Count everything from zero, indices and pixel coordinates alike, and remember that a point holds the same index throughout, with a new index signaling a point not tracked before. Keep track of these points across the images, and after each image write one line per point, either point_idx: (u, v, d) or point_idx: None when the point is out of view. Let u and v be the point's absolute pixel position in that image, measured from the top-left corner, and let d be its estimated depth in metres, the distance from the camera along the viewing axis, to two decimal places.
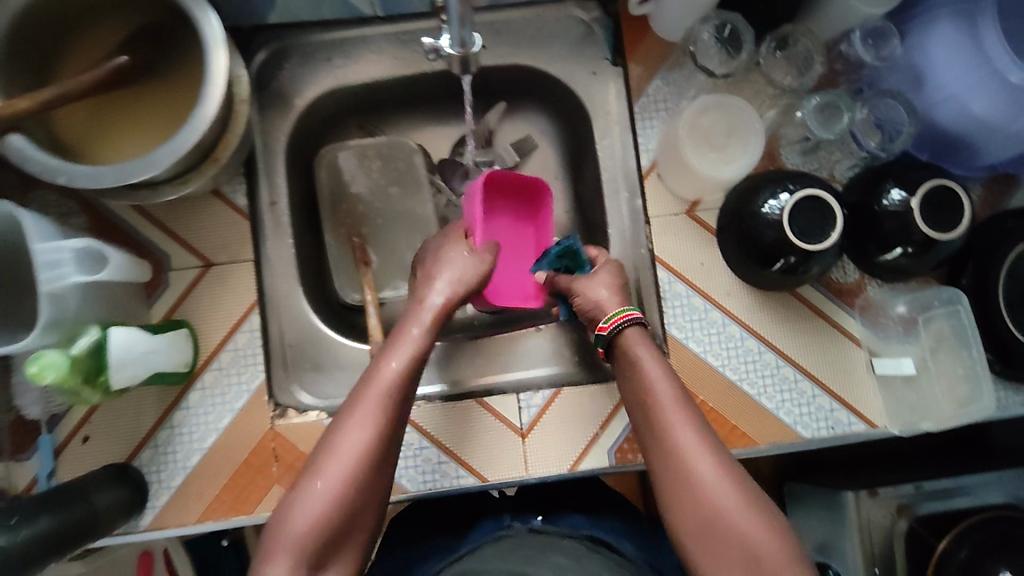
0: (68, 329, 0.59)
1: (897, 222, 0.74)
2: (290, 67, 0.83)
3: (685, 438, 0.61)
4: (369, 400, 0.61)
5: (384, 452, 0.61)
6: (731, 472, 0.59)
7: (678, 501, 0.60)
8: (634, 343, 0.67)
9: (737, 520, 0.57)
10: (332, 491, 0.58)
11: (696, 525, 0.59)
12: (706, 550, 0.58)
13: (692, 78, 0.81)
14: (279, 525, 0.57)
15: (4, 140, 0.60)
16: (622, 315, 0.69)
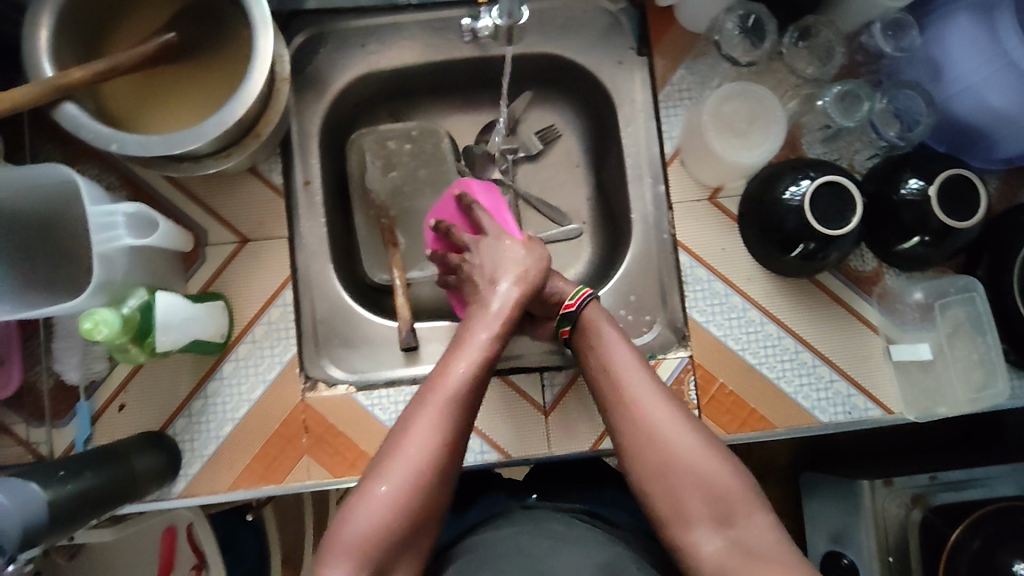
0: (115, 290, 0.62)
1: (914, 211, 0.76)
2: (326, 52, 0.86)
3: (659, 417, 0.63)
4: (435, 403, 0.62)
5: (453, 454, 0.61)
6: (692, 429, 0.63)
7: (645, 461, 0.62)
8: (592, 316, 0.72)
9: (702, 472, 0.61)
10: (402, 492, 0.58)
11: (662, 481, 0.61)
12: (673, 505, 0.61)
13: (717, 67, 0.83)
14: (340, 525, 0.57)
15: (58, 108, 0.63)
16: (581, 292, 0.74)
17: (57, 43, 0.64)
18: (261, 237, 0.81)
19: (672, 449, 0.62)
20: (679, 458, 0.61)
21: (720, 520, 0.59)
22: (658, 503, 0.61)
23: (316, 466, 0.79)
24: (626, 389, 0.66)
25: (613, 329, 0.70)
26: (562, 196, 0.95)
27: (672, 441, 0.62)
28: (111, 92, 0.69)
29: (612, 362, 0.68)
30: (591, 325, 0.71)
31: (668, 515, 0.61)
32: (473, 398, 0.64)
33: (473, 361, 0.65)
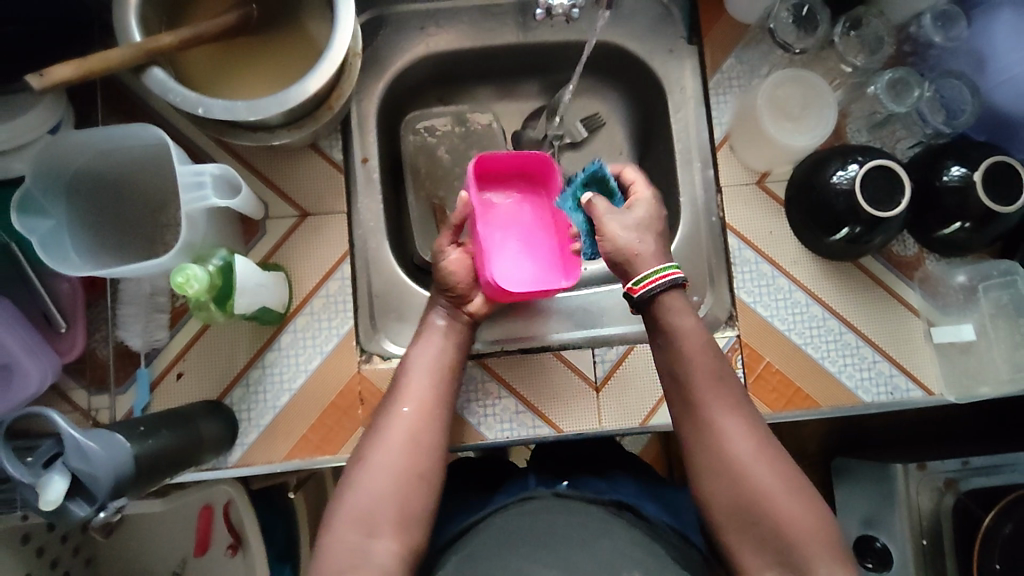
0: (197, 252, 0.65)
1: (958, 197, 0.79)
2: (385, 33, 0.88)
3: (731, 430, 0.64)
4: (411, 381, 0.71)
5: (433, 423, 0.68)
6: (767, 452, 0.63)
7: (714, 480, 0.63)
8: (670, 314, 0.68)
9: (774, 498, 0.60)
10: (387, 457, 0.64)
11: (733, 503, 0.61)
12: (736, 525, 0.61)
13: (769, 54, 0.86)
14: (342, 494, 0.64)
15: (146, 72, 0.64)
16: (659, 276, 0.69)
17: (144, 9, 0.65)
18: (320, 212, 0.82)
19: (745, 472, 0.62)
20: (752, 481, 0.61)
21: (783, 544, 0.59)
22: (722, 521, 0.62)
23: None
24: (705, 404, 0.65)
25: (697, 332, 0.68)
26: None
27: (745, 463, 0.62)
28: (187, 61, 0.71)
29: (694, 373, 0.66)
30: (669, 322, 0.68)
31: (729, 532, 0.62)
32: (448, 375, 0.73)
33: (441, 343, 0.75)
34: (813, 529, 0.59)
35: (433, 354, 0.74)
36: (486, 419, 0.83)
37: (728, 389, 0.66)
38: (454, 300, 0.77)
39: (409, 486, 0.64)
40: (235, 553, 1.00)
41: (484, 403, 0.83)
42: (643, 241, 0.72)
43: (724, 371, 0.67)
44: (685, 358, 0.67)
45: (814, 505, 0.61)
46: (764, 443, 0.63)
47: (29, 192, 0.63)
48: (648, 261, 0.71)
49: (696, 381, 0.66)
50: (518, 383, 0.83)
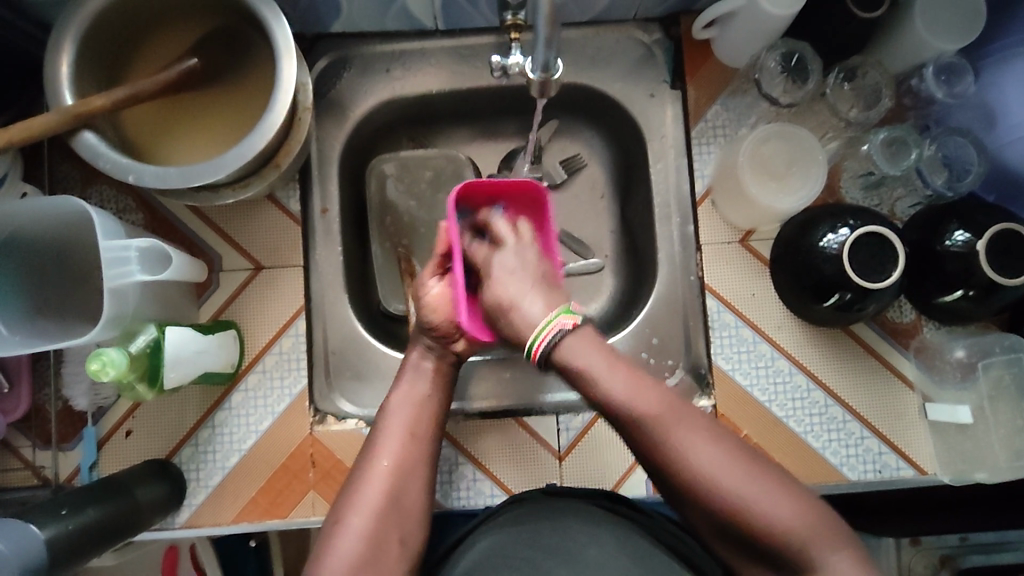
0: (126, 324, 0.61)
1: (959, 263, 0.71)
2: (350, 76, 0.84)
3: (714, 460, 0.57)
4: (388, 427, 0.66)
5: (412, 472, 0.64)
6: (742, 466, 0.57)
7: (700, 512, 0.58)
8: (578, 356, 0.61)
9: (766, 510, 0.55)
10: (364, 519, 0.60)
11: (741, 539, 0.57)
12: (738, 540, 0.57)
13: (755, 105, 0.80)
14: (318, 560, 0.59)
15: (77, 135, 0.61)
16: (550, 327, 0.63)
17: (78, 69, 0.62)
18: (275, 265, 0.79)
19: (721, 494, 0.56)
20: (734, 502, 0.56)
21: (794, 561, 0.55)
22: (727, 543, 0.58)
23: (322, 503, 0.77)
24: (660, 443, 0.58)
25: (612, 368, 0.60)
26: (585, 229, 0.92)
27: (724, 487, 0.56)
28: (128, 119, 0.68)
29: (637, 412, 0.59)
30: (578, 369, 0.61)
31: (735, 553, 0.58)
32: (429, 419, 0.68)
33: (423, 386, 0.70)
34: (822, 536, 0.55)
35: (419, 399, 0.68)
36: (442, 485, 0.79)
37: (681, 416, 0.59)
38: (439, 341, 0.72)
39: (385, 549, 0.60)
40: None
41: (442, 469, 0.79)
42: (523, 292, 0.67)
43: (668, 396, 0.60)
44: (617, 401, 0.59)
45: (810, 505, 0.56)
46: (737, 455, 0.58)
47: None
48: (536, 313, 0.65)
49: (642, 416, 0.59)
50: (477, 449, 0.80)
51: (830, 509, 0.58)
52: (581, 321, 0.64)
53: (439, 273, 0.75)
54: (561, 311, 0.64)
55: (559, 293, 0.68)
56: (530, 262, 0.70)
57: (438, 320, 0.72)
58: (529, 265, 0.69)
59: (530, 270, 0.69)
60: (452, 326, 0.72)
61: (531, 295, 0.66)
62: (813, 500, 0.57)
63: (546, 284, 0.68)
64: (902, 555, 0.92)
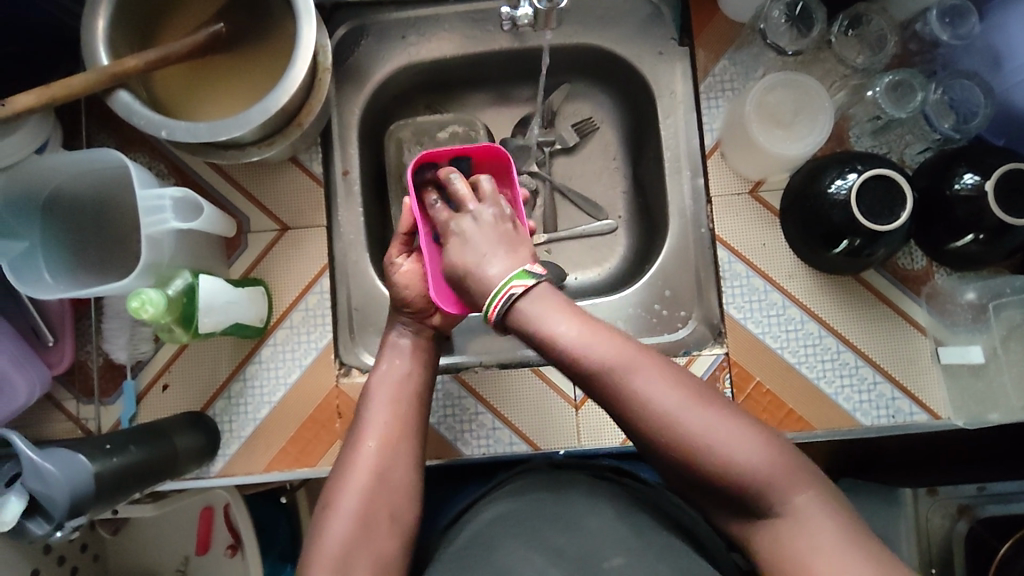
0: (161, 272, 0.65)
1: (970, 208, 0.72)
2: (367, 44, 0.87)
3: (674, 410, 0.56)
4: (375, 408, 0.69)
5: (398, 449, 0.67)
6: (706, 413, 0.56)
7: (664, 459, 0.58)
8: (534, 311, 0.59)
9: (726, 452, 0.55)
10: (353, 498, 0.63)
11: (707, 484, 0.57)
12: (703, 486, 0.58)
13: (762, 56, 0.82)
14: (314, 542, 0.62)
15: (113, 95, 0.65)
16: (505, 291, 0.60)
17: (113, 34, 0.66)
18: (300, 226, 0.83)
19: (684, 439, 0.56)
20: (695, 449, 0.56)
21: (754, 500, 0.56)
22: (694, 488, 0.59)
23: None
24: (621, 393, 0.57)
25: (568, 319, 0.59)
26: (597, 190, 0.95)
27: (687, 434, 0.56)
28: (158, 82, 0.71)
29: (596, 365, 0.57)
30: (536, 326, 0.59)
31: (712, 505, 0.59)
32: (411, 399, 0.70)
33: (402, 365, 0.73)
34: (782, 477, 0.55)
35: (400, 381, 0.71)
36: (463, 434, 0.82)
37: (647, 373, 0.57)
38: (415, 317, 0.76)
39: (376, 524, 0.63)
40: (235, 553, 1.03)
41: (462, 418, 0.82)
42: (476, 253, 0.64)
43: (634, 351, 0.58)
44: (575, 355, 0.57)
45: (772, 445, 0.56)
46: (701, 403, 0.57)
47: None
48: (494, 274, 0.62)
49: (601, 367, 0.57)
50: (497, 399, 0.83)
51: (794, 447, 0.58)
52: (535, 282, 0.61)
53: (405, 251, 0.76)
54: (516, 274, 0.61)
55: (519, 254, 0.64)
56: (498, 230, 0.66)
57: (411, 295, 0.74)
58: (487, 226, 0.66)
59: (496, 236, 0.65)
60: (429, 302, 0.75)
61: (494, 256, 0.64)
62: (774, 439, 0.57)
63: (504, 245, 0.65)
64: (919, 506, 0.93)
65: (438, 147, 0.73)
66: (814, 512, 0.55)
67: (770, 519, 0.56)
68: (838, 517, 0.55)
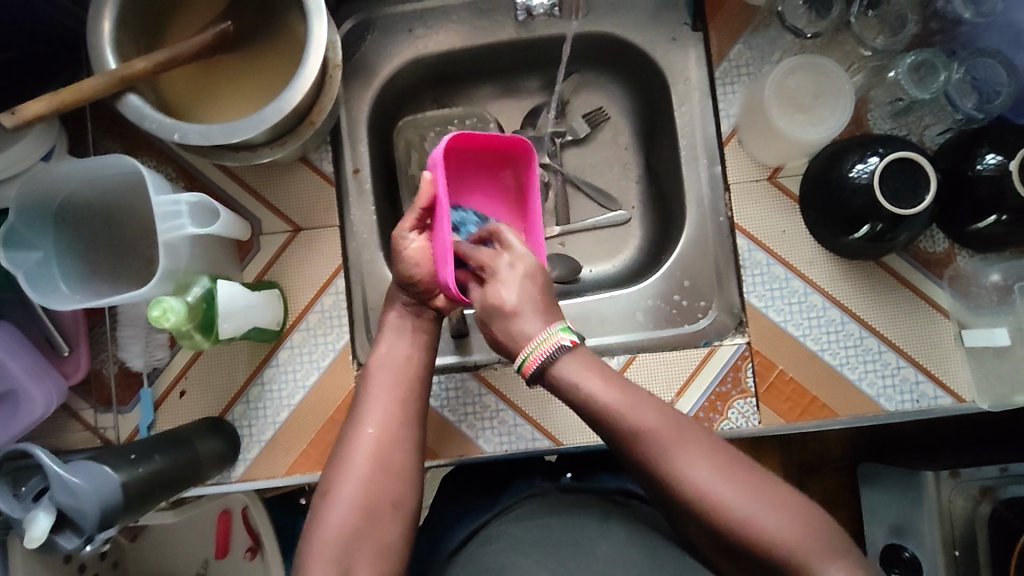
0: (180, 279, 0.65)
1: (993, 187, 0.71)
2: (373, 38, 0.86)
3: (702, 474, 0.56)
4: (374, 393, 0.68)
5: (400, 435, 0.65)
6: (738, 478, 0.55)
7: (699, 531, 0.56)
8: (573, 373, 0.61)
9: (761, 526, 0.53)
10: (353, 488, 0.62)
11: (734, 551, 0.55)
12: (733, 554, 0.55)
13: (779, 40, 0.81)
14: (312, 532, 0.61)
15: (123, 99, 0.64)
16: (547, 343, 0.62)
17: (119, 35, 0.65)
18: (313, 226, 0.81)
19: (710, 507, 0.55)
20: (729, 520, 0.54)
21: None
22: (722, 554, 0.56)
23: None
24: (656, 456, 0.57)
25: (607, 385, 0.60)
26: (611, 179, 0.93)
27: (717, 501, 0.54)
28: (167, 84, 0.70)
29: (633, 426, 0.58)
30: (573, 385, 0.60)
31: (743, 574, 0.56)
32: (411, 383, 0.69)
33: (405, 345, 0.71)
34: (818, 550, 0.52)
35: (403, 362, 0.70)
36: (484, 431, 0.81)
37: (676, 434, 0.57)
38: (417, 297, 0.74)
39: (379, 514, 0.62)
40: (255, 556, 1.02)
41: (483, 416, 0.82)
42: (525, 302, 0.64)
43: (665, 412, 0.59)
44: (612, 417, 0.59)
45: (803, 512, 0.54)
46: (731, 467, 0.56)
47: (13, 226, 0.64)
48: (534, 327, 0.63)
49: (639, 428, 0.58)
50: (517, 396, 0.82)
51: (830, 518, 0.55)
52: (578, 340, 0.63)
53: (419, 227, 0.72)
54: (561, 327, 0.63)
55: (557, 310, 0.65)
56: (533, 273, 0.66)
57: (421, 274, 0.71)
58: (532, 273, 0.66)
59: (535, 288, 0.65)
60: (436, 284, 0.72)
61: (531, 310, 0.63)
62: (805, 506, 0.55)
63: (546, 302, 0.65)
64: (941, 491, 0.90)
65: (471, 130, 0.70)
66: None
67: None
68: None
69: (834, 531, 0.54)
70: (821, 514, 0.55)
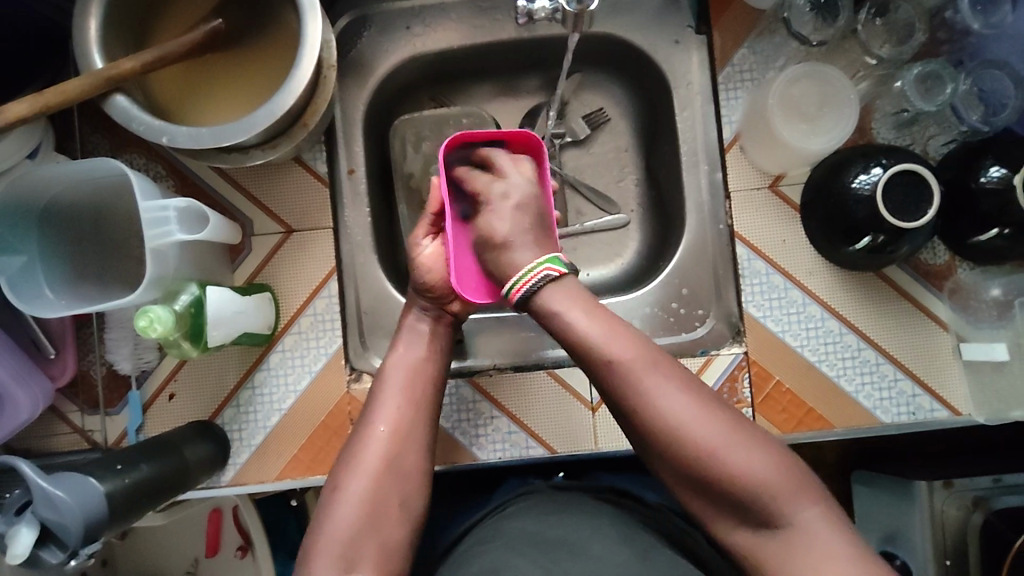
0: (168, 285, 0.64)
1: (995, 201, 0.70)
2: (370, 35, 0.84)
3: (678, 410, 0.56)
4: (386, 392, 0.66)
5: (412, 436, 0.64)
6: (713, 417, 0.56)
7: (669, 462, 0.57)
8: (555, 302, 0.60)
9: (732, 463, 0.54)
10: (363, 485, 0.61)
11: (701, 484, 0.56)
12: (700, 488, 0.56)
13: (784, 46, 0.79)
14: (317, 530, 0.60)
15: (109, 100, 0.62)
16: (532, 274, 0.62)
17: (105, 33, 0.63)
18: (307, 228, 0.79)
19: (683, 441, 0.55)
20: (701, 453, 0.55)
21: (757, 511, 0.54)
22: (688, 488, 0.57)
23: None
24: (631, 390, 0.57)
25: (588, 316, 0.59)
26: (611, 183, 0.92)
27: (695, 437, 0.55)
28: (155, 83, 0.68)
29: (611, 361, 0.57)
30: (557, 316, 0.60)
31: (707, 509, 0.57)
32: (424, 385, 0.68)
33: (420, 347, 0.70)
34: (786, 489, 0.54)
35: (415, 366, 0.68)
36: (479, 439, 0.81)
37: (654, 367, 0.57)
38: (435, 302, 0.72)
39: (386, 512, 0.60)
40: (246, 555, 1.02)
41: (478, 423, 0.81)
42: (517, 229, 0.65)
43: (643, 345, 0.58)
44: (591, 346, 0.58)
45: (776, 454, 0.55)
46: (705, 405, 0.56)
47: None
48: (524, 257, 0.64)
49: (617, 363, 0.57)
50: (513, 404, 0.81)
51: (798, 457, 0.57)
52: (567, 271, 0.62)
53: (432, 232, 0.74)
54: (548, 259, 0.62)
55: (552, 244, 0.66)
56: (525, 205, 0.67)
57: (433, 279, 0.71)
58: (524, 203, 0.67)
59: (524, 215, 0.66)
60: (448, 289, 0.72)
61: (524, 240, 0.65)
62: (777, 449, 0.56)
63: (541, 234, 0.66)
64: (934, 498, 0.89)
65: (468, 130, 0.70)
66: (814, 525, 0.53)
67: (771, 531, 0.54)
68: (837, 526, 0.53)
69: (800, 470, 0.56)
70: (788, 453, 0.57)
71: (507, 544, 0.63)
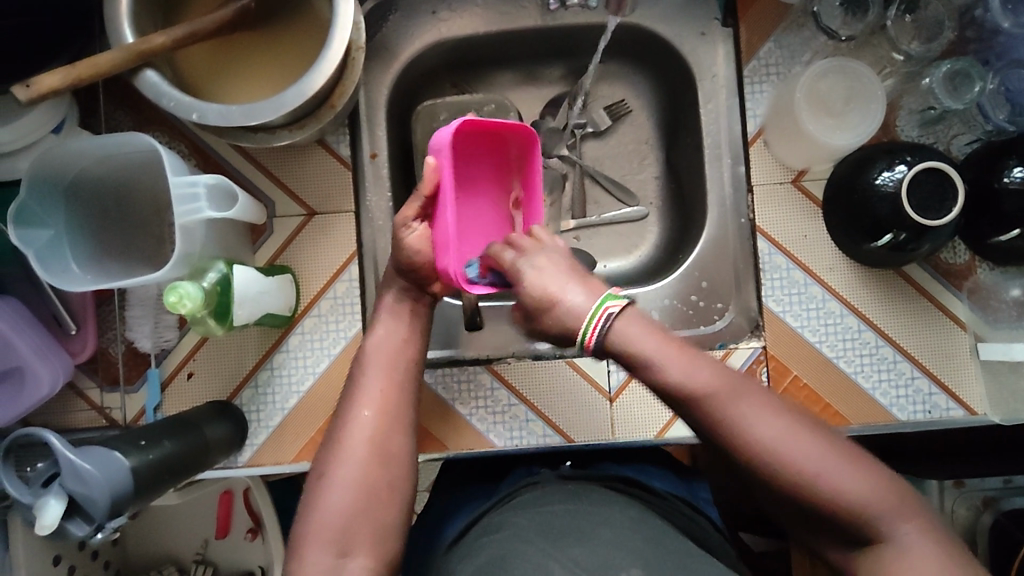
0: (195, 263, 0.64)
1: (1019, 201, 0.70)
2: (395, 19, 0.83)
3: (770, 435, 0.53)
4: (368, 376, 0.65)
5: (398, 418, 0.63)
6: (807, 438, 0.53)
7: (764, 486, 0.55)
8: (631, 337, 0.55)
9: (832, 484, 0.52)
10: (351, 469, 0.59)
11: (801, 506, 0.54)
12: (799, 508, 0.54)
13: (812, 40, 0.79)
14: (308, 516, 0.58)
15: (140, 76, 0.62)
16: (599, 315, 0.55)
17: (136, 7, 0.62)
18: (328, 211, 0.79)
19: (782, 467, 0.53)
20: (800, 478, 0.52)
21: (857, 530, 0.53)
22: (786, 508, 0.55)
23: None
24: (720, 418, 0.54)
25: (667, 346, 0.55)
26: (631, 175, 0.92)
27: (792, 463, 0.52)
28: (184, 60, 0.68)
29: (693, 391, 0.54)
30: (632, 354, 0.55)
31: (805, 526, 0.56)
32: (406, 366, 0.67)
33: (401, 328, 0.69)
34: (886, 505, 0.52)
35: (394, 348, 0.67)
36: (495, 425, 0.81)
37: (737, 392, 0.54)
38: (414, 283, 0.70)
39: (376, 494, 0.59)
40: (255, 537, 1.01)
41: (494, 409, 0.81)
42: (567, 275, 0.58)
43: (722, 371, 0.55)
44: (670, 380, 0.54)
45: (875, 472, 0.53)
46: (797, 427, 0.53)
47: (25, 203, 0.62)
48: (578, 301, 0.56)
49: (705, 393, 0.54)
50: (529, 391, 0.81)
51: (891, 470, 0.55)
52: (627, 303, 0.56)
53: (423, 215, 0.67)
54: (608, 297, 0.56)
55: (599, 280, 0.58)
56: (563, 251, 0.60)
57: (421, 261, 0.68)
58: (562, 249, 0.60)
59: (564, 262, 0.59)
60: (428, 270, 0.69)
61: (576, 283, 0.57)
62: (872, 465, 0.54)
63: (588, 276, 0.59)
64: (944, 498, 0.90)
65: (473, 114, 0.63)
66: (914, 541, 0.52)
67: (870, 546, 0.53)
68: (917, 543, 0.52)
69: (897, 484, 0.53)
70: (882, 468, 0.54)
71: (518, 534, 0.63)
